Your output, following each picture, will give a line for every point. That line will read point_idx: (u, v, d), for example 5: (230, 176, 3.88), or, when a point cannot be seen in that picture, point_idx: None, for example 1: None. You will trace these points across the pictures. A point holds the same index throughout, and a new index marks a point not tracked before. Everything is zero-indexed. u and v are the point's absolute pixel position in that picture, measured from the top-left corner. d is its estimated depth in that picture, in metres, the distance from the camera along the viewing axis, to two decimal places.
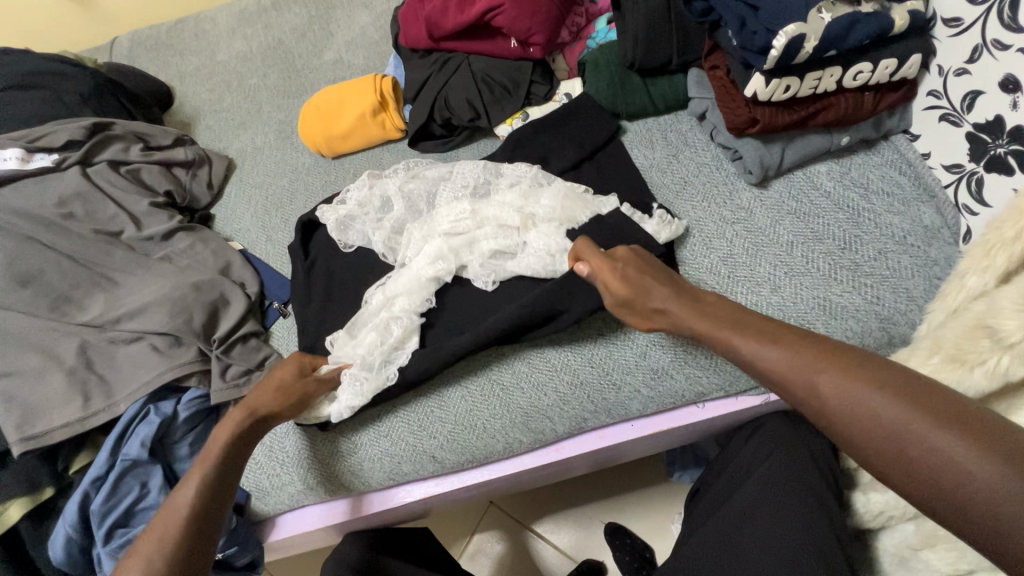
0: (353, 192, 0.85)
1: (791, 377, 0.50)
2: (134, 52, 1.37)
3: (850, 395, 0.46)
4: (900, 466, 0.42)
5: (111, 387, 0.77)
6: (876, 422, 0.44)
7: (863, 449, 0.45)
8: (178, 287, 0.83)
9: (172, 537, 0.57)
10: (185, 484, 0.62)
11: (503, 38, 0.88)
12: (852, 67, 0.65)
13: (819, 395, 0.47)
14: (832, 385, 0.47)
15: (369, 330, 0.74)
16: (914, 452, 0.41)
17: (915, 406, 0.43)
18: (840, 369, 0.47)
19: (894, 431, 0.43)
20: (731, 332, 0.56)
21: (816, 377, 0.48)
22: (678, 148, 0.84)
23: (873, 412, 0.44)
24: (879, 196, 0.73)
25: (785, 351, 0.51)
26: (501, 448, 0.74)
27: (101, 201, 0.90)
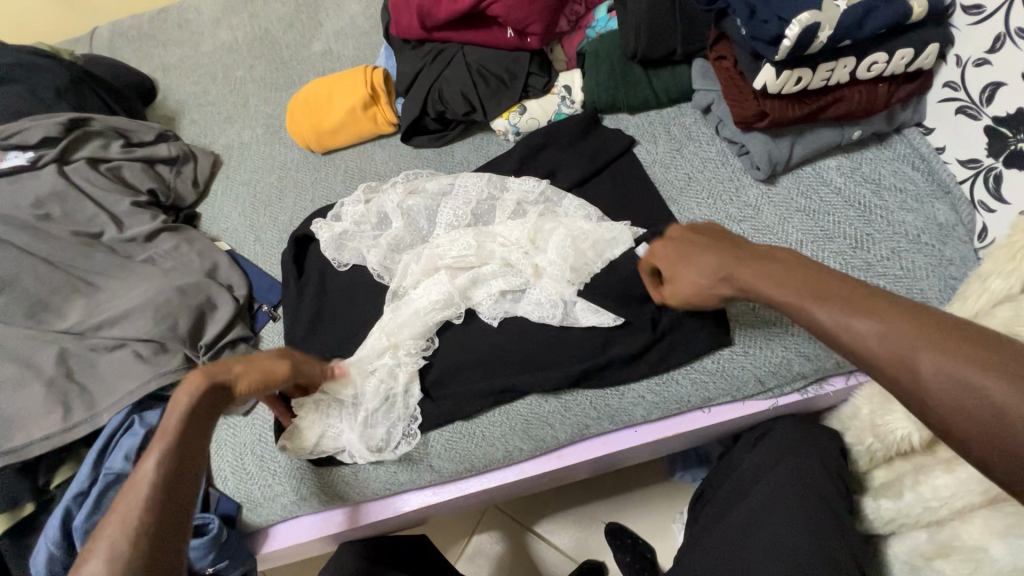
0: (349, 206, 0.83)
1: (817, 316, 0.46)
2: (115, 42, 1.31)
3: (878, 333, 0.42)
4: (921, 401, 0.39)
5: (92, 397, 0.73)
6: (908, 363, 0.40)
7: (891, 384, 0.41)
8: (162, 291, 0.80)
9: (151, 508, 0.44)
10: (166, 428, 0.50)
11: (500, 27, 0.84)
12: (867, 57, 0.62)
13: (849, 333, 0.44)
14: (863, 323, 0.43)
15: (368, 373, 0.71)
16: (945, 392, 0.38)
17: (953, 347, 0.39)
18: (872, 305, 0.44)
19: (927, 371, 0.39)
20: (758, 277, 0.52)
21: (841, 315, 0.45)
22: (681, 142, 0.81)
23: (904, 350, 0.41)
24: (891, 193, 0.70)
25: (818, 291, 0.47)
26: (501, 456, 0.72)
27: (80, 201, 0.86)
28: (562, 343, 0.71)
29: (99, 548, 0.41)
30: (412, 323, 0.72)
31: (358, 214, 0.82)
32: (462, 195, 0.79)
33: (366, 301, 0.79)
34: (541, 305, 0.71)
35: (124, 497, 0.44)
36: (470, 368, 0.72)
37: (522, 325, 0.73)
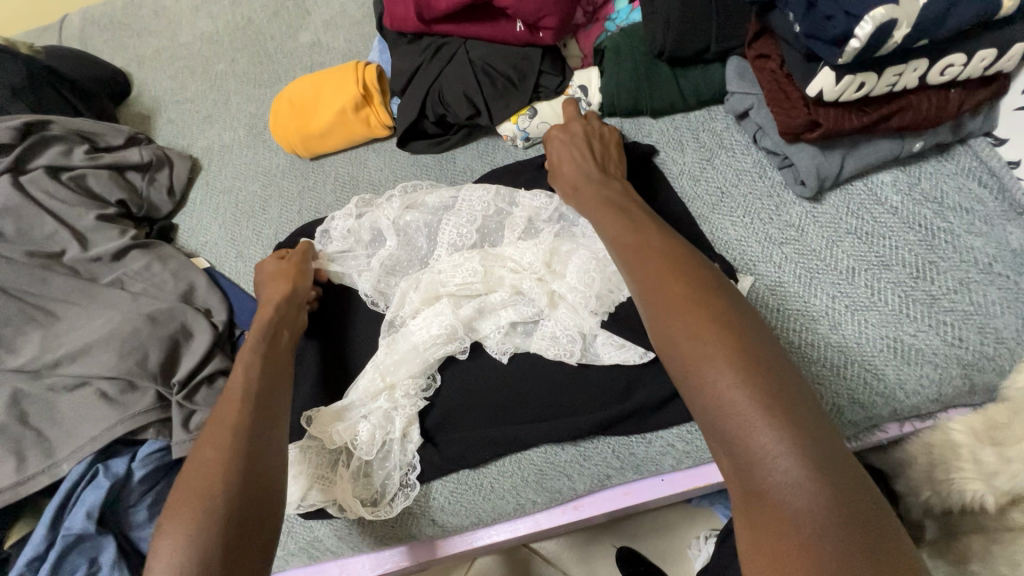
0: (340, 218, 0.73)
1: (652, 310, 0.43)
2: (87, 31, 1.21)
3: (699, 349, 0.38)
4: (713, 430, 0.37)
5: (51, 444, 0.65)
6: (709, 386, 0.37)
7: (689, 403, 0.39)
8: (130, 320, 0.71)
9: (245, 421, 0.48)
10: (238, 367, 0.54)
11: (508, 20, 0.75)
12: (941, 59, 0.53)
13: (673, 341, 0.40)
14: (688, 332, 0.39)
15: (361, 415, 0.62)
16: (728, 420, 0.36)
17: (755, 381, 0.36)
18: (704, 313, 0.40)
19: (720, 395, 0.36)
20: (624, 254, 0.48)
21: (674, 317, 0.41)
22: (712, 151, 0.72)
23: (713, 371, 0.37)
24: (956, 214, 0.62)
25: (668, 282, 0.43)
26: (512, 510, 0.64)
27: (37, 216, 0.77)
28: (582, 384, 0.63)
29: (214, 444, 0.46)
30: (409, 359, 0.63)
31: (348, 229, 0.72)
32: (465, 212, 0.70)
33: (358, 332, 0.71)
34: (557, 341, 0.62)
35: (220, 412, 0.50)
36: (479, 410, 0.64)
37: (537, 361, 0.64)
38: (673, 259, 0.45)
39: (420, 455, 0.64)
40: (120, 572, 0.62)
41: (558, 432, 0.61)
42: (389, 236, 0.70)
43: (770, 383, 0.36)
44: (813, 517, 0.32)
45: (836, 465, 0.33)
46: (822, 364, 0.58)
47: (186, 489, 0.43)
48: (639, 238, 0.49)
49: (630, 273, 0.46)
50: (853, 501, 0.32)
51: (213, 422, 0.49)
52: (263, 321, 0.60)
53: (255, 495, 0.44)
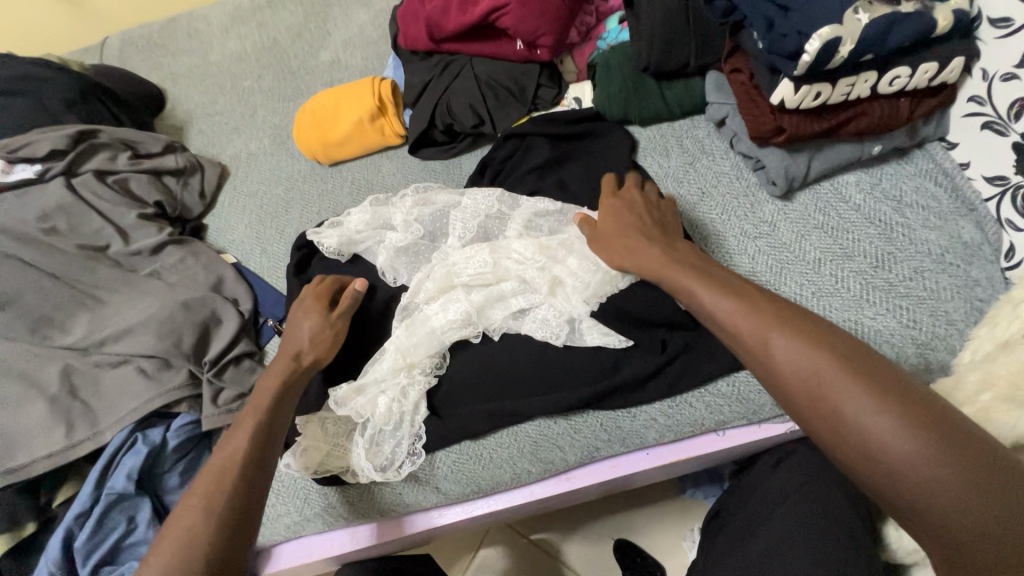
0: (355, 215, 0.81)
1: (799, 382, 0.44)
2: (126, 52, 1.32)
3: (860, 412, 0.41)
4: (861, 464, 0.41)
5: (96, 415, 0.73)
6: (877, 448, 0.40)
7: (854, 464, 0.41)
8: (167, 306, 0.79)
9: (228, 488, 0.53)
10: (240, 426, 0.59)
11: (509, 39, 0.83)
12: (888, 72, 0.60)
13: (845, 420, 0.42)
14: (851, 398, 0.42)
15: (379, 391, 0.69)
16: (904, 477, 0.39)
17: (924, 430, 0.39)
18: (851, 376, 0.43)
19: (870, 436, 0.40)
20: (738, 324, 0.49)
21: (832, 388, 0.43)
22: (694, 156, 0.79)
23: (884, 435, 0.40)
24: (913, 210, 0.68)
25: (808, 349, 0.45)
26: (510, 478, 0.70)
27: (86, 214, 0.86)
28: (573, 362, 0.69)
29: (190, 510, 0.51)
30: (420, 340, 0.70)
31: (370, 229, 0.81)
32: (470, 206, 0.77)
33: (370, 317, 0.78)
34: (547, 324, 0.69)
35: (216, 472, 0.54)
36: (479, 386, 0.71)
37: (530, 343, 0.71)
38: (797, 320, 0.47)
39: (425, 426, 0.70)
40: (154, 530, 0.68)
41: (551, 404, 0.68)
42: (403, 228, 0.78)
43: (949, 442, 0.38)
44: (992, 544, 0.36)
45: (1011, 487, 0.37)
46: None
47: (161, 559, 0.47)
48: (752, 303, 0.49)
49: (755, 348, 0.47)
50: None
51: (199, 481, 0.54)
52: (271, 392, 0.63)
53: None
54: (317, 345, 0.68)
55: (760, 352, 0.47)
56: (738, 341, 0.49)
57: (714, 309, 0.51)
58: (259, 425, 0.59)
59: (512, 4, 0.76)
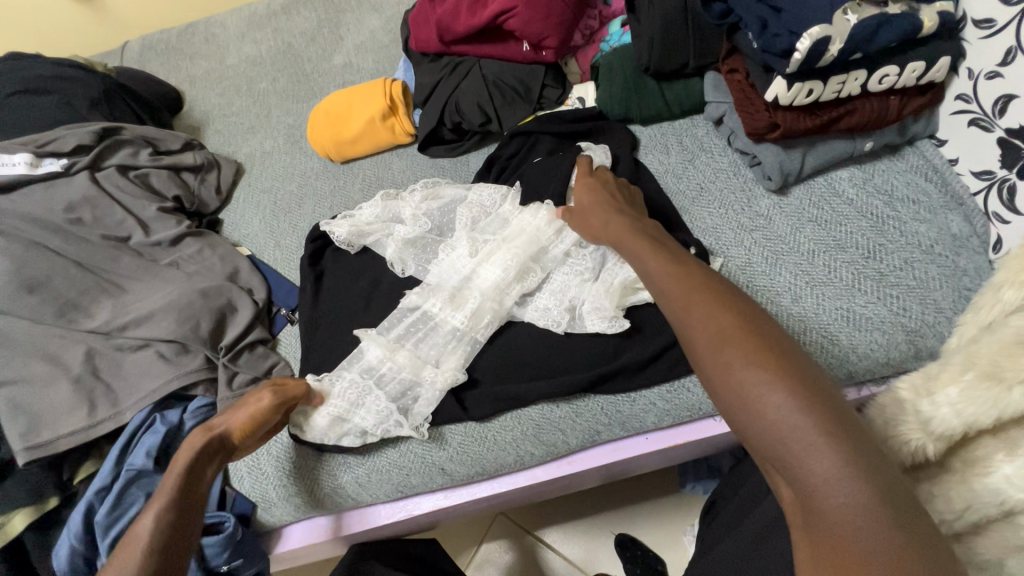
0: (365, 211, 0.85)
1: (705, 343, 0.45)
2: (145, 55, 1.37)
3: (753, 378, 0.41)
4: (756, 435, 0.41)
5: (117, 396, 0.76)
6: (768, 412, 0.40)
7: (741, 425, 0.42)
8: (186, 294, 0.83)
9: None
10: (144, 517, 0.55)
11: (516, 41, 0.87)
12: (878, 70, 0.63)
13: (748, 395, 0.41)
14: (744, 361, 0.42)
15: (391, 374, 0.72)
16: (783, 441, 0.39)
17: (812, 405, 0.39)
18: (753, 343, 0.43)
19: (767, 408, 0.40)
20: (669, 287, 0.50)
21: (730, 357, 0.43)
22: (693, 153, 0.82)
23: (772, 399, 0.40)
24: (904, 204, 0.70)
25: (719, 317, 0.45)
26: (513, 460, 0.72)
27: (109, 206, 0.90)
28: (575, 348, 0.71)
29: None
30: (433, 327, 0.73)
31: (380, 222, 0.84)
32: (476, 201, 0.80)
33: (379, 306, 0.81)
34: (549, 312, 0.72)
35: (121, 558, 0.52)
36: (485, 373, 0.73)
37: (531, 330, 0.74)
38: (721, 288, 0.48)
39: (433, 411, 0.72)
40: None
41: (554, 388, 0.70)
42: (413, 221, 0.82)
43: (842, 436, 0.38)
44: (860, 514, 0.36)
45: (878, 471, 0.37)
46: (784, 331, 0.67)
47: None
48: (683, 272, 0.50)
49: (678, 306, 0.48)
50: (897, 496, 0.37)
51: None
52: (174, 478, 0.59)
53: None
54: (243, 421, 0.65)
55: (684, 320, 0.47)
56: (665, 301, 0.50)
57: (656, 271, 0.52)
58: (164, 507, 0.56)
59: (519, 7, 0.80)
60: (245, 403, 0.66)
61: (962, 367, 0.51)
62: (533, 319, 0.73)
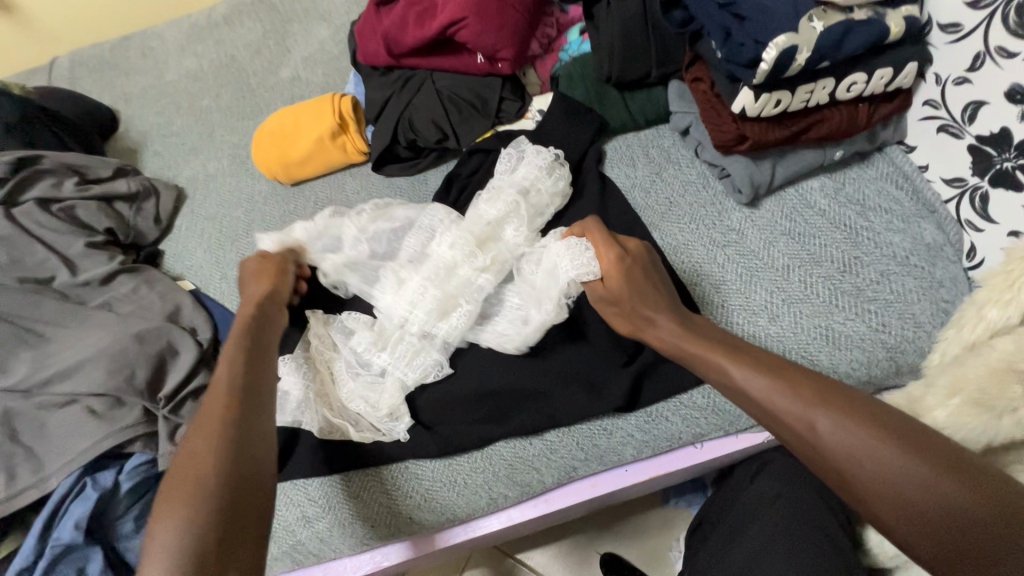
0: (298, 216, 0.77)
1: (824, 443, 0.42)
2: (75, 72, 1.26)
3: (899, 472, 0.38)
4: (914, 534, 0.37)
5: (40, 460, 0.68)
6: (917, 501, 0.37)
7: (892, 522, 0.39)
8: (118, 339, 0.75)
9: (231, 411, 0.48)
10: (222, 360, 0.54)
11: (469, 53, 0.82)
12: (846, 77, 0.60)
13: (893, 488, 0.38)
14: (892, 459, 0.39)
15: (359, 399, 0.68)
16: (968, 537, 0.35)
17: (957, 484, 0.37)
18: (894, 436, 0.40)
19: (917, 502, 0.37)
20: (783, 403, 0.45)
21: (861, 456, 0.40)
22: (660, 165, 0.78)
23: (940, 501, 0.37)
24: (876, 213, 0.68)
25: (851, 425, 0.41)
26: (485, 504, 0.68)
27: (29, 245, 0.81)
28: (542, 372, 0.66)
29: (193, 436, 0.46)
30: (400, 347, 0.68)
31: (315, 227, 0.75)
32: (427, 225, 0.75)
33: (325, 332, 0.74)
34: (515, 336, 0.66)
35: (216, 399, 0.49)
36: (454, 407, 0.68)
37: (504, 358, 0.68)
38: (794, 370, 0.47)
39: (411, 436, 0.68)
40: None
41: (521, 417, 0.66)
42: (355, 229, 0.73)
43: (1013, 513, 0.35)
44: None
45: None
46: None
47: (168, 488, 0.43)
48: (779, 377, 0.47)
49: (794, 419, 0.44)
50: None
51: (199, 414, 0.49)
52: (239, 332, 0.59)
53: (245, 484, 0.44)
54: (266, 280, 0.67)
55: (796, 424, 0.44)
56: (768, 416, 0.46)
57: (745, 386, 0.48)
58: (236, 355, 0.55)
59: (470, 18, 0.75)
60: (251, 268, 0.69)
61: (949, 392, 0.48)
62: (506, 326, 0.67)
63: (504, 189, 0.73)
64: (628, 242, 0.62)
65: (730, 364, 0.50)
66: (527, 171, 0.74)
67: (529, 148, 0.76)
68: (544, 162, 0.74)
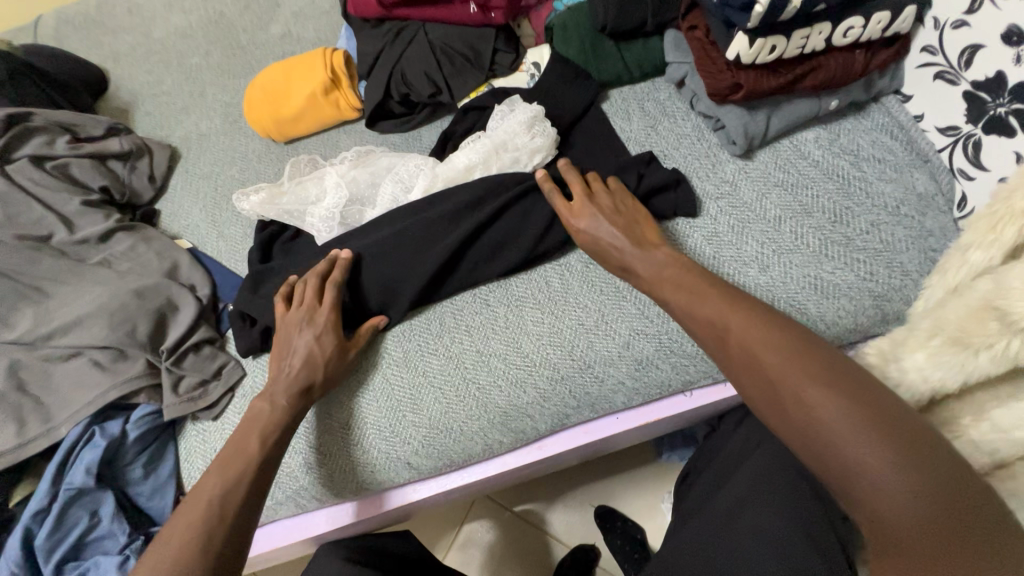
0: (285, 182, 0.78)
1: (756, 347, 0.49)
2: (60, 30, 1.22)
3: (803, 385, 0.46)
4: (798, 438, 0.45)
5: (49, 410, 0.70)
6: (814, 421, 0.44)
7: (788, 423, 0.46)
8: (118, 294, 0.76)
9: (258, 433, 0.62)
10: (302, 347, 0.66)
11: (461, 2, 0.80)
12: (843, 22, 0.60)
13: (801, 404, 0.45)
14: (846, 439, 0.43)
15: None
16: (844, 458, 0.42)
17: (854, 406, 0.44)
18: (826, 379, 0.46)
19: (812, 408, 0.44)
20: (712, 324, 0.53)
21: (760, 356, 0.49)
22: (656, 118, 0.77)
23: (859, 455, 0.42)
24: (870, 164, 0.68)
25: (783, 351, 0.48)
26: (481, 450, 0.70)
27: (24, 202, 0.82)
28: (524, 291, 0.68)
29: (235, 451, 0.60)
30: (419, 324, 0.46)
31: (300, 194, 0.77)
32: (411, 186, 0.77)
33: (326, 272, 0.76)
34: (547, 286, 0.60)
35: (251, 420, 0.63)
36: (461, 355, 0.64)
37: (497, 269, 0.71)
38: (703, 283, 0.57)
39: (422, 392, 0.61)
40: (118, 523, 0.67)
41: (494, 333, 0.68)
42: (333, 191, 0.76)
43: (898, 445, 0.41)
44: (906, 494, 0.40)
45: (925, 461, 0.41)
46: None
47: (196, 493, 0.57)
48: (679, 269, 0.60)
49: (758, 376, 0.49)
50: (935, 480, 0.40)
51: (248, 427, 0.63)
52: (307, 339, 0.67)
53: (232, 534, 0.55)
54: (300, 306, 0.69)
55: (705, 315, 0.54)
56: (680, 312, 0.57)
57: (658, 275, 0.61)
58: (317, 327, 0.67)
59: None
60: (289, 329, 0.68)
61: (928, 333, 0.49)
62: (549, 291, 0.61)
63: (490, 151, 0.73)
64: (581, 211, 0.66)
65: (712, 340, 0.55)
66: (509, 127, 0.73)
67: (517, 106, 0.74)
68: (525, 118, 0.73)
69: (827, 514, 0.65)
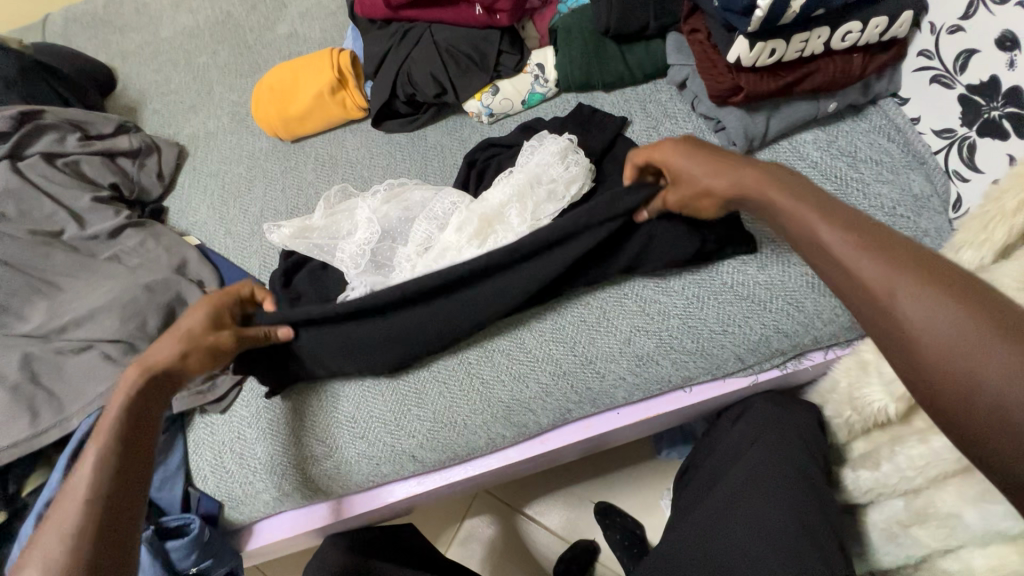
0: (318, 215, 0.77)
1: (878, 273, 0.40)
2: (69, 29, 1.24)
3: (942, 322, 0.36)
4: (931, 385, 0.36)
5: (61, 402, 0.72)
6: (957, 368, 0.35)
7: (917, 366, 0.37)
8: (129, 289, 0.77)
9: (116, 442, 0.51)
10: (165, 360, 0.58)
11: (467, 4, 0.82)
12: (840, 26, 0.61)
13: (938, 343, 0.36)
14: (976, 344, 0.34)
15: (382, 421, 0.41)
16: (1006, 422, 0.33)
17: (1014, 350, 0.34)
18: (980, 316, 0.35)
19: (953, 351, 0.35)
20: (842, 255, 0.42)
21: (896, 287, 0.39)
22: (658, 120, 0.79)
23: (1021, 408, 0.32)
24: (867, 165, 0.69)
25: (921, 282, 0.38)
26: (484, 443, 0.71)
27: (36, 198, 0.83)
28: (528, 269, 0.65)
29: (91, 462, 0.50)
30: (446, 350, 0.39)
31: (331, 228, 0.76)
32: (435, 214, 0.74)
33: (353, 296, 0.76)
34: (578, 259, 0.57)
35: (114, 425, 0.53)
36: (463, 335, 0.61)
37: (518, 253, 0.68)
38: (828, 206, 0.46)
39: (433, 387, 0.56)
40: None
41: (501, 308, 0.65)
42: (364, 226, 0.75)
43: None
44: None
45: None
46: (752, 300, 0.68)
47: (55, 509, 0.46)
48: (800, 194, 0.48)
49: (860, 282, 0.41)
50: None
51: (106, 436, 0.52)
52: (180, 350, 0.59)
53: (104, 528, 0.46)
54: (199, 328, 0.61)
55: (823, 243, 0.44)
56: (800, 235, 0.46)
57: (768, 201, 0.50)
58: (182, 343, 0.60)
59: None
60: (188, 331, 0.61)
61: None
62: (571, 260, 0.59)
63: (524, 184, 0.71)
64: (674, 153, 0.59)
65: (821, 222, 0.45)
66: (541, 158, 0.72)
67: (547, 140, 0.74)
68: (558, 148, 0.72)
69: (822, 509, 0.67)
